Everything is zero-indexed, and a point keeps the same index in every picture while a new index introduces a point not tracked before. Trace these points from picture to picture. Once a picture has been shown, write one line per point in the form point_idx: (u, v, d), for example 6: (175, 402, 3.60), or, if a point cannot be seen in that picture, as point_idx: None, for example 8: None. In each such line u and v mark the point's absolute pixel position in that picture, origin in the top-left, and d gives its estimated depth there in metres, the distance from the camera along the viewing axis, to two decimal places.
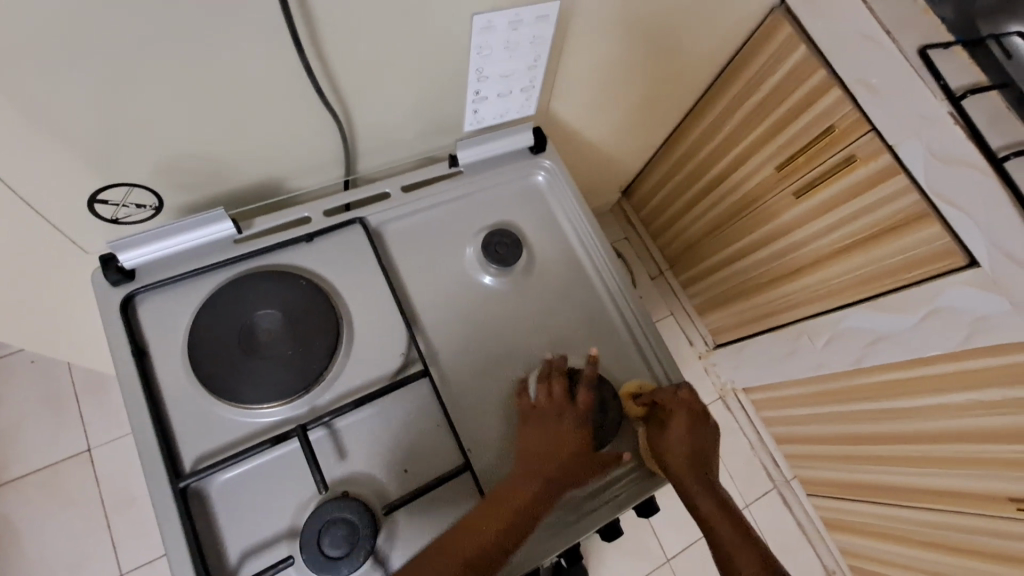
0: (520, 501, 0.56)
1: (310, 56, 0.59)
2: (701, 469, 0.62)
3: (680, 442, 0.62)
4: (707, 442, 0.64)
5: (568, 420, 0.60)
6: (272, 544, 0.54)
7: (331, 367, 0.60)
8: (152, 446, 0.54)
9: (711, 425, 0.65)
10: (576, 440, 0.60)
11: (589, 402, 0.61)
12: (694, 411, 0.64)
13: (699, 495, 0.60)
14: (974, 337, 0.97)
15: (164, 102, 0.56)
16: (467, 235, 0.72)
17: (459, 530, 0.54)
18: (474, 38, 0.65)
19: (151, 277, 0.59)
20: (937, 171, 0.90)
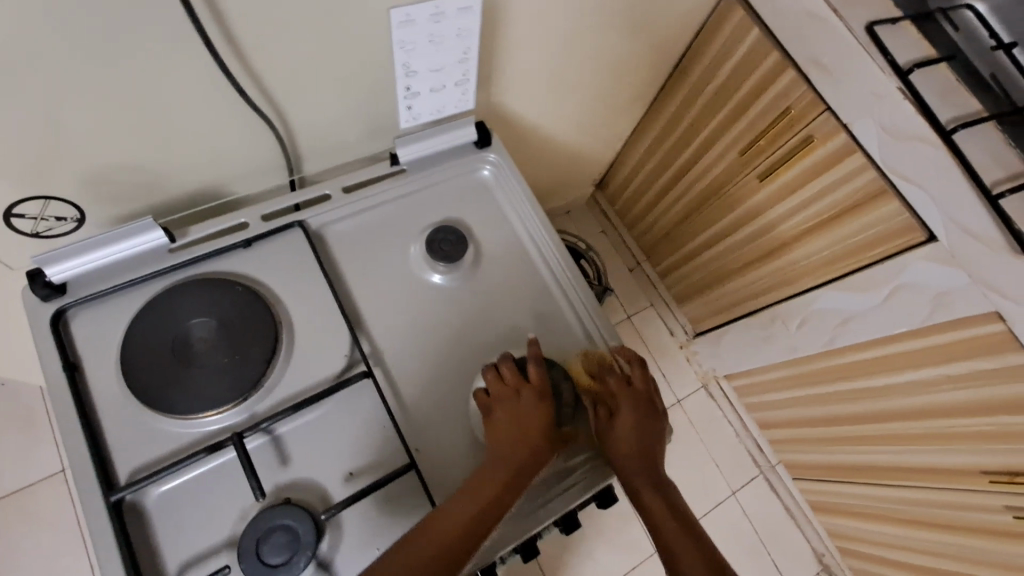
0: (478, 502, 0.55)
1: (232, 62, 0.58)
2: (647, 462, 0.62)
3: (627, 433, 0.63)
4: (653, 433, 0.64)
5: (525, 402, 0.60)
6: (212, 554, 0.53)
7: (270, 372, 0.59)
8: (85, 462, 0.53)
9: (661, 416, 0.66)
10: (534, 423, 0.59)
11: (541, 377, 0.61)
12: (644, 400, 0.65)
13: (643, 489, 0.60)
14: (938, 311, 0.97)
15: (80, 114, 0.55)
16: (412, 234, 0.71)
17: (416, 534, 0.53)
18: (394, 33, 0.63)
19: (82, 290, 0.58)
20: (890, 146, 0.90)
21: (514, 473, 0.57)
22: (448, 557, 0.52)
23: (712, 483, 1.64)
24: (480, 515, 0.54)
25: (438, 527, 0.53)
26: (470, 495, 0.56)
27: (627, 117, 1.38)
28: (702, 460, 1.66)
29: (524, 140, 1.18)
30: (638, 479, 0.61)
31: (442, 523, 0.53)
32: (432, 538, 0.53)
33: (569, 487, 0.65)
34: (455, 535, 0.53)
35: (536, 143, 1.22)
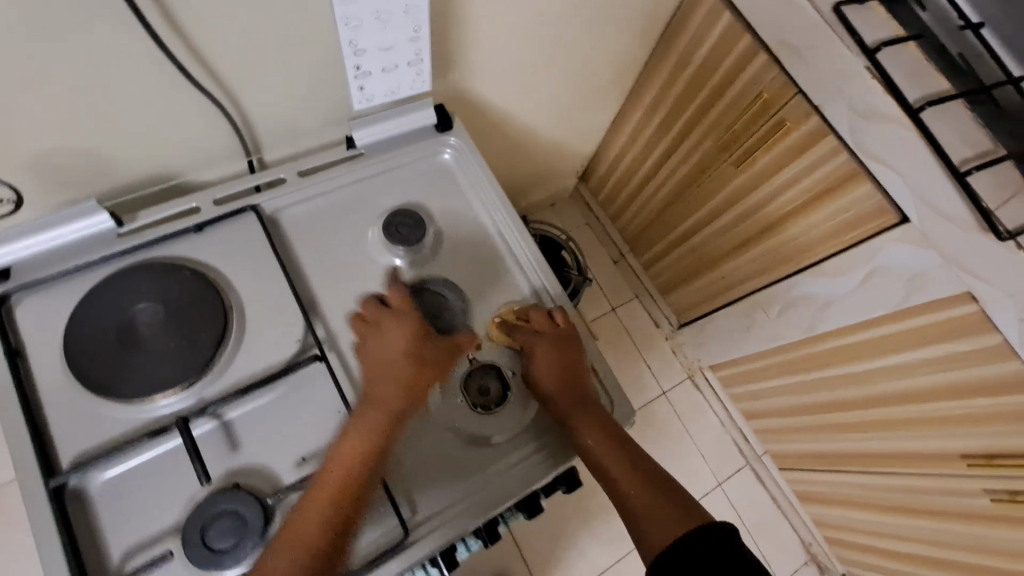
0: (367, 434, 0.56)
1: (177, 48, 0.57)
2: (575, 392, 0.66)
3: (548, 369, 0.66)
4: (574, 364, 0.67)
5: (389, 328, 0.61)
6: (158, 540, 0.53)
7: (219, 357, 0.58)
8: (28, 451, 0.52)
9: (578, 343, 0.69)
10: (405, 340, 0.61)
11: (399, 299, 0.63)
12: (558, 336, 0.68)
13: (579, 421, 0.64)
14: (913, 294, 0.96)
15: (20, 102, 0.54)
16: (370, 219, 0.71)
17: (315, 485, 0.54)
18: (337, 10, 0.58)
19: (27, 276, 0.58)
20: (861, 128, 0.89)
21: (398, 405, 0.58)
22: (352, 494, 0.54)
23: (698, 475, 1.63)
24: (369, 452, 0.55)
25: (336, 470, 0.54)
26: (358, 428, 0.56)
27: (606, 107, 1.37)
28: (688, 451, 1.66)
29: (498, 128, 1.16)
30: (574, 417, 0.64)
31: (338, 467, 0.54)
32: (334, 485, 0.53)
33: (524, 468, 0.65)
34: (356, 470, 0.54)
35: (511, 132, 1.21)
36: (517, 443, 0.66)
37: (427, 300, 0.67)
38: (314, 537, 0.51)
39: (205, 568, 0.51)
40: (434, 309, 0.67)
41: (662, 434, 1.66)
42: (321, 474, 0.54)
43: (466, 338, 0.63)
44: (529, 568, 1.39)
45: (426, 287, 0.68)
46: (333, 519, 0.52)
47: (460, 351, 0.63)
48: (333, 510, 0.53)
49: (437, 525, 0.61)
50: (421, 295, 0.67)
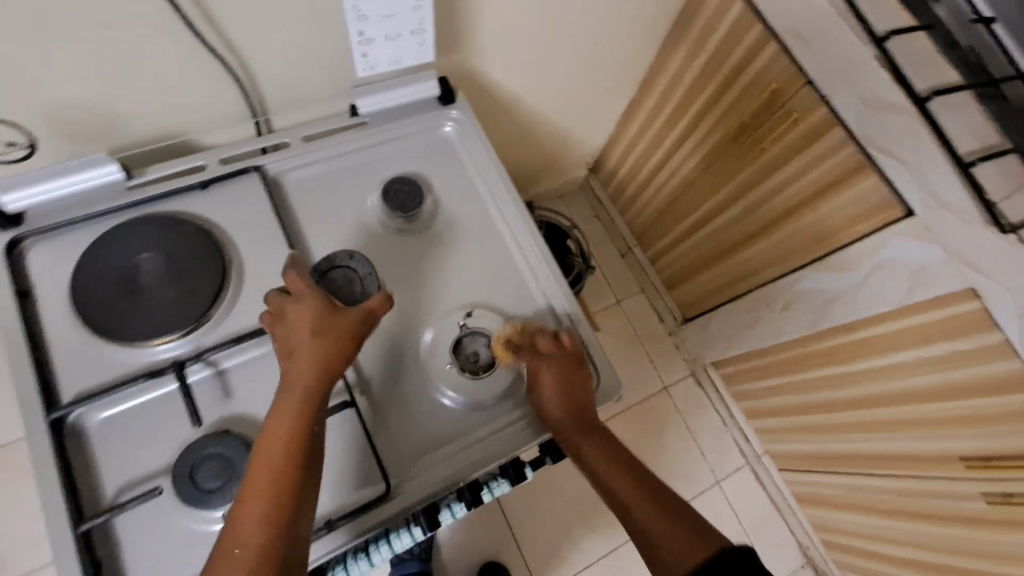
0: (288, 423, 0.52)
1: (191, 12, 0.60)
2: (581, 418, 0.64)
3: (554, 397, 0.64)
4: (581, 388, 0.66)
5: (291, 312, 0.57)
6: (148, 478, 0.55)
7: (216, 307, 0.60)
8: (31, 387, 0.55)
9: (586, 368, 0.67)
10: (310, 318, 0.56)
11: (300, 283, 0.59)
12: (566, 360, 0.66)
13: (583, 443, 0.64)
14: (916, 289, 0.95)
15: (39, 56, 0.57)
16: (371, 187, 0.73)
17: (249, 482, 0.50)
18: None
19: (38, 222, 0.60)
20: (870, 118, 0.88)
21: (319, 388, 0.54)
22: (291, 485, 0.50)
23: (697, 472, 1.61)
24: (297, 439, 0.51)
25: (268, 463, 0.50)
26: (279, 419, 0.52)
27: (616, 97, 1.37)
28: (688, 448, 1.64)
29: (505, 111, 1.17)
30: (578, 439, 0.64)
31: (270, 461, 0.50)
32: (269, 479, 0.50)
33: (499, 440, 0.66)
34: (288, 459, 0.51)
35: (519, 115, 1.22)
36: (494, 416, 0.68)
37: (333, 281, 0.64)
38: (256, 538, 0.47)
39: (193, 506, 0.53)
40: (342, 288, 0.64)
41: (662, 429, 1.65)
42: (252, 471, 0.50)
43: (377, 302, 0.58)
44: (521, 553, 1.40)
45: (332, 266, 0.65)
46: (274, 514, 0.49)
47: (373, 317, 0.58)
48: (270, 508, 0.49)
49: (410, 487, 0.63)
50: (326, 279, 0.64)
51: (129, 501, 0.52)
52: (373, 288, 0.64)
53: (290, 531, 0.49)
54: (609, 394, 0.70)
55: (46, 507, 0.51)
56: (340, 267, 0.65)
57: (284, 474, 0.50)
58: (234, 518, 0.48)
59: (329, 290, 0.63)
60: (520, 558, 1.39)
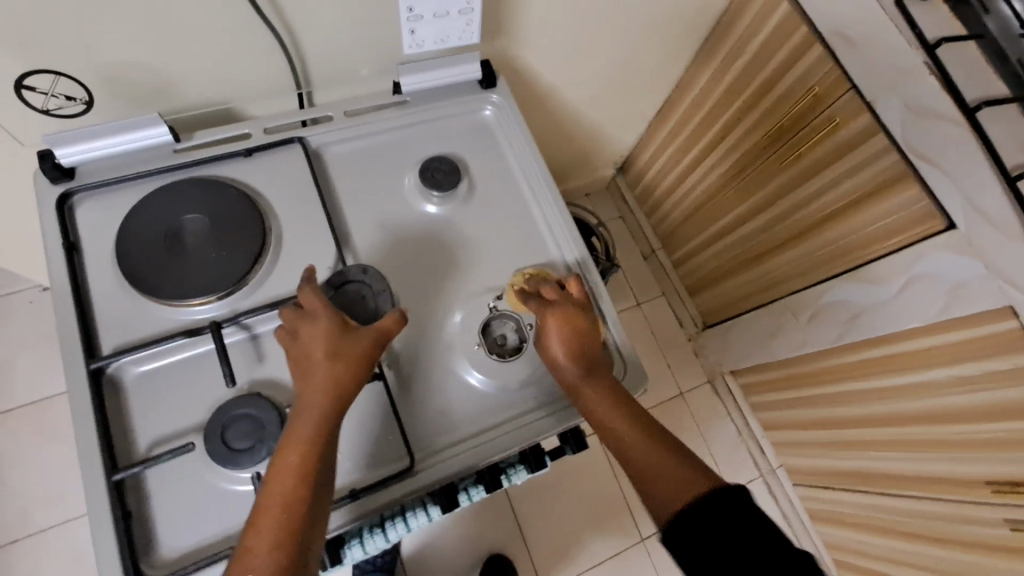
0: (300, 448, 0.52)
1: None
2: (588, 364, 0.64)
3: (561, 342, 0.64)
4: (586, 333, 0.65)
5: (306, 332, 0.56)
6: (181, 435, 0.56)
7: (254, 272, 0.62)
8: (76, 337, 0.56)
9: (590, 315, 0.66)
10: (324, 339, 0.56)
11: (316, 301, 0.58)
12: (571, 305, 0.66)
13: (588, 390, 0.62)
14: (953, 306, 0.92)
15: (104, 17, 0.58)
16: (408, 164, 0.73)
17: (259, 509, 0.50)
18: None
19: (89, 178, 0.62)
20: (915, 127, 0.86)
21: (330, 412, 0.53)
22: (301, 514, 0.50)
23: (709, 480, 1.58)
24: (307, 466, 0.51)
25: (277, 491, 0.50)
26: (292, 444, 0.52)
27: (650, 96, 1.36)
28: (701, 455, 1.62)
29: (541, 102, 1.17)
30: (585, 389, 0.63)
31: (280, 489, 0.50)
32: (279, 506, 0.50)
33: (525, 425, 0.66)
34: (297, 487, 0.50)
35: (554, 108, 1.22)
36: (521, 402, 0.68)
37: (347, 297, 0.62)
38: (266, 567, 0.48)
39: (223, 465, 0.54)
40: (355, 304, 0.62)
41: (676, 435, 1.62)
42: (263, 498, 0.50)
43: (392, 321, 0.58)
44: (527, 547, 1.39)
45: (346, 280, 0.63)
46: (284, 542, 0.49)
47: (386, 337, 0.58)
48: (280, 537, 0.49)
49: (436, 462, 0.63)
50: (340, 294, 0.62)
51: (163, 455, 0.53)
52: (387, 306, 0.62)
53: (299, 557, 0.49)
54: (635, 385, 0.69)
55: (84, 455, 0.53)
56: (355, 281, 0.63)
57: (294, 501, 0.50)
58: (245, 546, 0.49)
59: (342, 305, 0.62)
60: (526, 553, 1.39)
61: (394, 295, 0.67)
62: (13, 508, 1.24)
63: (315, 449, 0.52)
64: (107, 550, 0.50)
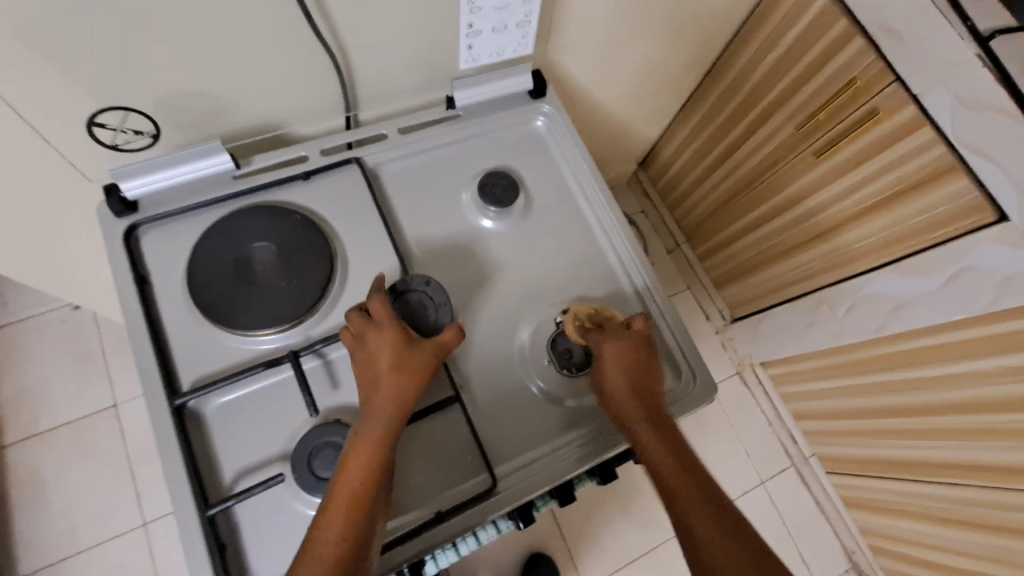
0: (369, 451, 0.51)
1: (315, 14, 0.60)
2: (642, 404, 0.60)
3: (616, 376, 0.61)
4: (644, 372, 0.61)
5: (371, 340, 0.56)
6: (265, 464, 0.56)
7: (325, 299, 0.62)
8: (159, 374, 0.57)
9: (652, 356, 0.63)
10: (390, 350, 0.55)
11: (382, 308, 0.57)
12: (632, 341, 0.62)
13: (643, 436, 0.59)
14: (1003, 297, 0.91)
15: (172, 53, 0.57)
16: (463, 181, 0.73)
17: (327, 503, 0.50)
18: None
19: (152, 209, 0.63)
20: (966, 119, 0.83)
21: (396, 418, 0.53)
22: (367, 515, 0.50)
23: (741, 471, 1.58)
24: (375, 468, 0.51)
25: (345, 488, 0.50)
26: (362, 446, 0.52)
27: (678, 92, 1.33)
28: (733, 448, 1.60)
29: (573, 104, 1.16)
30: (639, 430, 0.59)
31: (348, 488, 0.50)
32: (347, 508, 0.49)
33: (603, 436, 0.65)
34: (364, 491, 0.50)
35: (585, 109, 1.20)
36: (596, 416, 0.66)
37: (408, 307, 0.61)
38: (331, 562, 0.47)
39: (312, 493, 0.54)
40: (415, 314, 0.61)
41: (708, 428, 1.61)
42: (330, 498, 0.50)
43: (450, 335, 0.57)
44: (568, 547, 1.39)
45: (408, 289, 0.61)
46: (351, 541, 0.48)
47: (445, 351, 0.57)
48: (347, 535, 0.48)
49: (515, 481, 0.62)
50: (403, 303, 0.61)
51: (253, 487, 0.53)
52: (446, 319, 0.61)
53: (362, 556, 0.49)
54: (705, 394, 0.67)
55: (174, 489, 0.53)
56: (416, 291, 0.62)
57: (360, 501, 0.50)
58: (313, 538, 0.48)
59: (404, 316, 0.60)
60: (567, 553, 1.38)
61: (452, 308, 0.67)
62: (59, 527, 1.25)
63: (384, 453, 0.52)
64: None
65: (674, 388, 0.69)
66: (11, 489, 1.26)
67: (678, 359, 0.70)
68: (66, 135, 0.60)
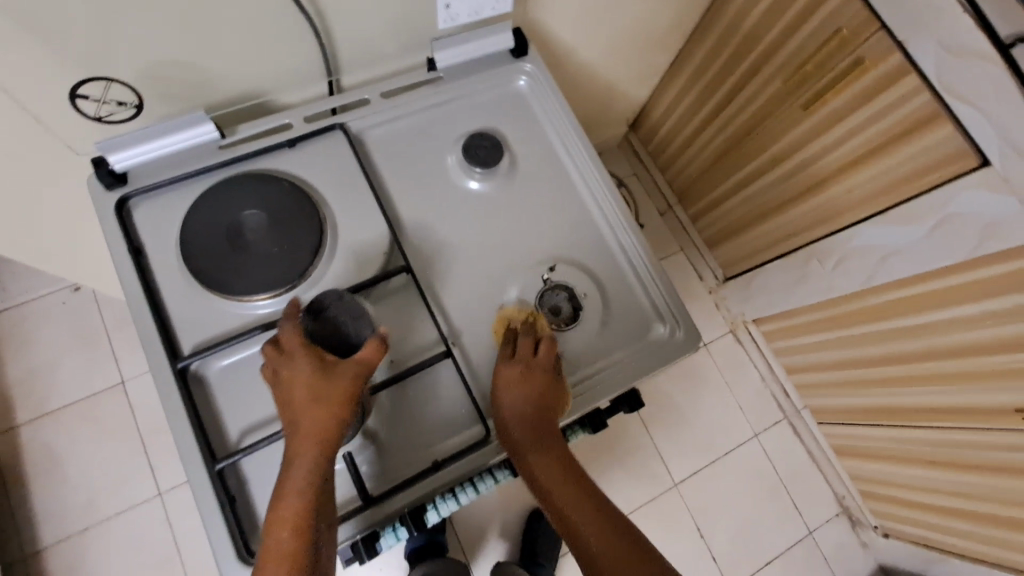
0: (293, 501, 0.52)
1: None
2: (536, 431, 0.62)
3: (513, 403, 0.62)
4: (540, 399, 0.63)
5: (286, 376, 0.55)
6: (269, 421, 0.59)
7: (316, 263, 0.63)
8: (160, 339, 0.59)
9: (550, 385, 0.63)
10: (306, 384, 0.55)
11: (290, 343, 0.56)
12: (532, 371, 0.63)
13: (533, 462, 0.61)
14: (986, 242, 0.92)
15: (149, 22, 0.57)
16: (448, 144, 0.74)
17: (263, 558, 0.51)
18: None
19: (141, 181, 0.64)
20: (949, 65, 0.83)
21: (319, 460, 0.54)
22: (303, 566, 0.51)
23: (735, 425, 1.62)
24: (303, 517, 0.52)
25: (275, 542, 0.51)
26: (286, 497, 0.52)
27: (666, 49, 1.31)
28: (727, 403, 1.65)
29: (559, 64, 1.15)
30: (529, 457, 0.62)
31: (277, 543, 0.51)
32: (278, 563, 0.50)
33: (591, 387, 0.68)
34: (295, 540, 0.51)
35: (572, 70, 1.19)
36: (583, 367, 0.69)
37: (326, 324, 0.58)
38: None
39: None
40: (335, 331, 0.58)
41: (703, 385, 1.65)
42: (264, 553, 0.51)
43: (369, 351, 0.56)
44: None
45: (326, 306, 0.59)
46: None
47: (368, 367, 0.56)
48: None
49: None
50: (320, 322, 0.58)
51: (259, 441, 0.56)
52: (368, 330, 0.59)
53: None
54: (689, 342, 0.70)
55: (183, 446, 0.56)
56: (333, 307, 0.59)
57: (292, 554, 0.51)
58: None
59: (323, 335, 0.58)
60: None
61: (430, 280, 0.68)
62: (77, 500, 1.29)
63: (311, 499, 0.52)
64: (217, 531, 0.55)
65: (662, 336, 0.71)
66: (27, 466, 1.31)
67: (663, 309, 0.72)
68: (50, 107, 0.60)
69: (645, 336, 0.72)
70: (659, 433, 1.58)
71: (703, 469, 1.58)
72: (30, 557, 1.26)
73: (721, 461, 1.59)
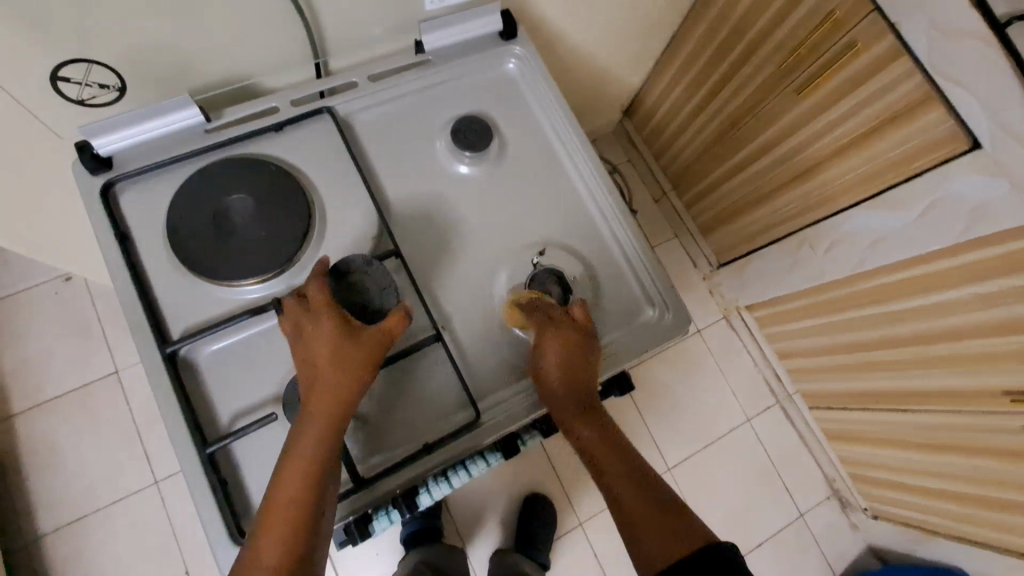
0: (305, 463, 0.52)
1: None
2: (576, 398, 0.62)
3: (553, 368, 0.62)
4: (583, 366, 0.63)
5: (310, 331, 0.56)
6: (260, 405, 0.60)
7: (301, 253, 0.63)
8: (148, 321, 0.59)
9: (590, 347, 0.64)
10: (328, 342, 0.55)
11: (320, 300, 0.57)
12: (573, 333, 0.63)
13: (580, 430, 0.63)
14: (975, 226, 0.92)
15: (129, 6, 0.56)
16: (436, 129, 0.73)
17: (267, 518, 0.51)
18: None
19: (126, 166, 0.64)
20: (939, 45, 0.83)
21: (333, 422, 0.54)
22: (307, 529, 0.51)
23: (727, 410, 1.64)
24: (312, 480, 0.52)
25: (282, 501, 0.51)
26: (296, 458, 0.52)
27: (659, 32, 1.30)
28: (720, 388, 1.66)
29: (551, 49, 1.14)
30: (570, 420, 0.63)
31: (283, 506, 0.51)
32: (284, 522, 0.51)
33: None
34: (302, 502, 0.51)
35: (565, 54, 1.18)
36: None
37: (351, 288, 0.60)
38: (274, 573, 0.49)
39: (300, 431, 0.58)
40: (361, 295, 0.60)
41: (696, 372, 1.66)
42: (267, 514, 0.51)
43: (395, 320, 0.57)
44: (561, 483, 1.44)
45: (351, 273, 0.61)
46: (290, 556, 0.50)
47: (390, 337, 0.57)
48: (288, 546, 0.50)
49: (496, 413, 0.65)
50: (347, 284, 0.60)
51: (250, 424, 0.57)
52: (393, 299, 0.60)
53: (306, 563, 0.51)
54: (680, 326, 0.70)
55: (173, 430, 0.56)
56: (359, 272, 0.61)
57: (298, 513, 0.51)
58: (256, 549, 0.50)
59: (349, 297, 0.59)
60: (561, 489, 1.43)
61: (417, 266, 0.68)
62: (75, 487, 1.30)
63: (323, 460, 0.53)
64: (208, 514, 0.55)
65: (651, 318, 0.72)
66: (24, 455, 1.31)
67: (653, 294, 0.72)
68: (30, 91, 0.59)
69: (635, 318, 0.72)
70: (652, 419, 1.60)
71: (695, 453, 1.60)
72: (30, 544, 1.27)
73: (713, 445, 1.61)
